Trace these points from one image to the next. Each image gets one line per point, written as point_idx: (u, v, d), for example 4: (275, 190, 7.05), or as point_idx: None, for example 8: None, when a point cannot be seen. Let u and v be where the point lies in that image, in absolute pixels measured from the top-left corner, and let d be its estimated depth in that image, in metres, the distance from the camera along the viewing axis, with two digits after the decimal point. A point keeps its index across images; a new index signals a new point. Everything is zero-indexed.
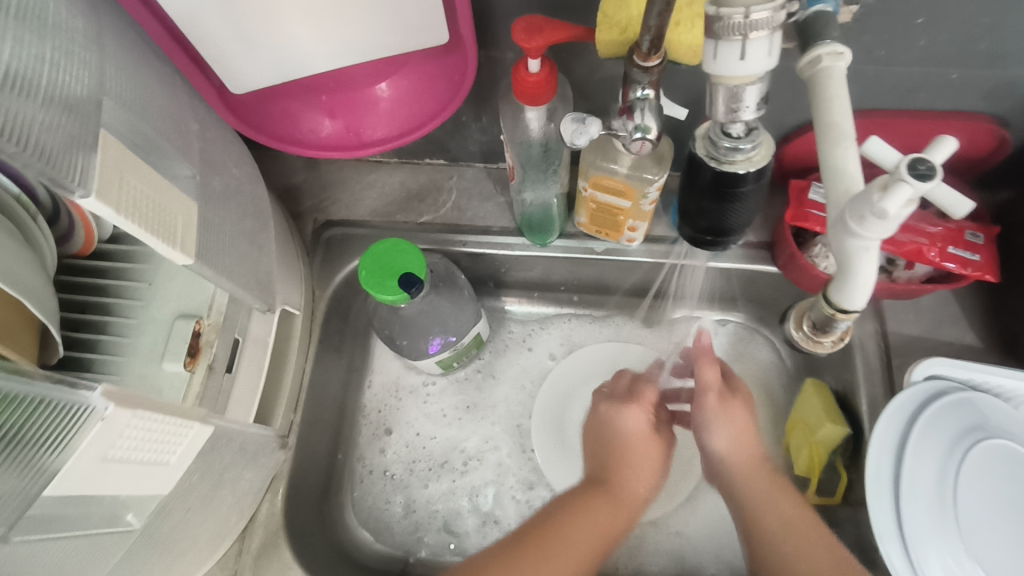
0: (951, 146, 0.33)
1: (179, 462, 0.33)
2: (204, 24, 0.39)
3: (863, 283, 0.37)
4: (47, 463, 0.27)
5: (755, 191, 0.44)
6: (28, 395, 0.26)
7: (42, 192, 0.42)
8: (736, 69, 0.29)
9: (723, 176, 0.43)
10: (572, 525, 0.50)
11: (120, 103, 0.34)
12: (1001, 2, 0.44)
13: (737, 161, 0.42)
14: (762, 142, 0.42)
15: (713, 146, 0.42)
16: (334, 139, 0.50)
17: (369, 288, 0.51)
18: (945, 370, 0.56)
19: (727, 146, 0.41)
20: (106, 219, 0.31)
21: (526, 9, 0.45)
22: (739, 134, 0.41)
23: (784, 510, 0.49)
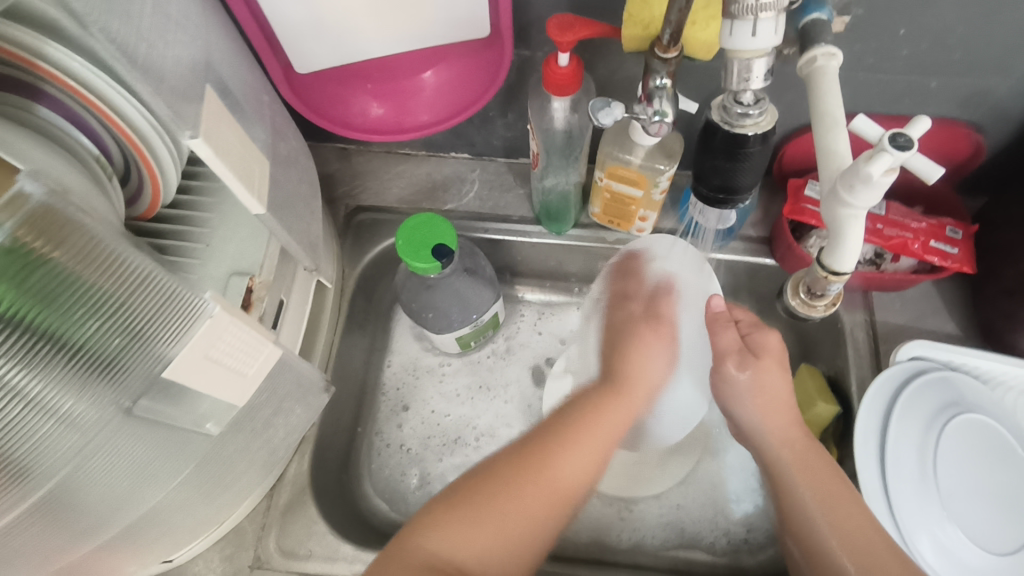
0: (927, 124, 0.39)
1: (254, 375, 0.42)
2: (285, 8, 0.45)
3: (852, 247, 0.43)
4: (164, 352, 0.34)
5: (760, 155, 0.47)
6: (164, 282, 0.33)
7: (112, 147, 0.42)
8: (748, 44, 0.34)
9: (734, 140, 0.46)
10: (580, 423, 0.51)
11: (218, 68, 0.40)
12: (972, 16, 0.50)
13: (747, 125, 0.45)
14: (768, 109, 0.46)
15: (726, 113, 0.46)
16: (379, 123, 0.55)
17: (405, 256, 0.56)
18: (926, 351, 0.62)
19: (738, 112, 0.44)
20: (206, 162, 0.36)
21: (559, 8, 0.51)
22: (749, 101, 0.44)
23: (825, 485, 0.50)
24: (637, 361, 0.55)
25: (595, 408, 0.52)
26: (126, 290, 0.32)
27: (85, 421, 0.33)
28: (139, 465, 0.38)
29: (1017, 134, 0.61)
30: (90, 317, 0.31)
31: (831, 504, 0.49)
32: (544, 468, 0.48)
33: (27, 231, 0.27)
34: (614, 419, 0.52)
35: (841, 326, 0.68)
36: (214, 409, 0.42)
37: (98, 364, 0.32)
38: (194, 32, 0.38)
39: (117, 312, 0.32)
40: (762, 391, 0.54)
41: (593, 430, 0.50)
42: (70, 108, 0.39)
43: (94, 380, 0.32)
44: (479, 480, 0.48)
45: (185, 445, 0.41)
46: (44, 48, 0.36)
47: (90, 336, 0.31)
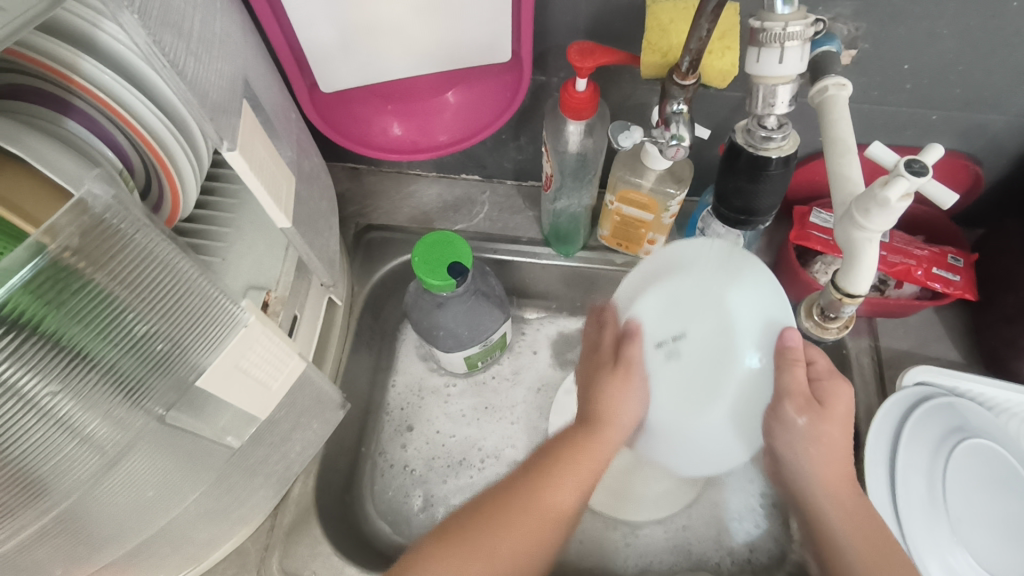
0: (941, 153, 0.40)
1: (278, 388, 0.42)
2: (315, 30, 0.46)
3: (867, 270, 0.44)
4: (197, 363, 0.35)
5: (778, 178, 0.47)
6: (204, 293, 0.34)
7: (135, 161, 0.42)
8: (775, 71, 0.36)
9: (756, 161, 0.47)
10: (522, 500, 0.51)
11: (251, 85, 0.41)
12: (974, 52, 0.52)
13: (770, 148, 0.45)
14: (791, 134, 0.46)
15: (750, 135, 0.46)
16: (398, 142, 0.57)
17: (420, 273, 0.57)
18: (932, 377, 0.63)
19: (761, 135, 0.45)
20: (238, 173, 0.37)
21: (577, 37, 0.53)
22: (773, 125, 0.44)
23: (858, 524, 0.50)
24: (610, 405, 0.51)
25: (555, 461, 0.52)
26: (157, 312, 0.32)
27: (106, 442, 0.32)
28: (159, 478, 0.38)
29: (1014, 168, 0.64)
30: (122, 336, 0.31)
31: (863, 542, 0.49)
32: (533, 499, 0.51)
33: (79, 252, 0.27)
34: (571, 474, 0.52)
35: (846, 351, 0.69)
36: (234, 423, 0.41)
37: (124, 385, 0.32)
38: (233, 50, 0.39)
39: (147, 332, 0.32)
40: (826, 446, 0.50)
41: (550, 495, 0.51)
42: (99, 123, 0.39)
43: (118, 401, 0.32)
44: (467, 522, 0.51)
45: (206, 457, 0.41)
46: (78, 62, 0.36)
47: (117, 356, 0.31)
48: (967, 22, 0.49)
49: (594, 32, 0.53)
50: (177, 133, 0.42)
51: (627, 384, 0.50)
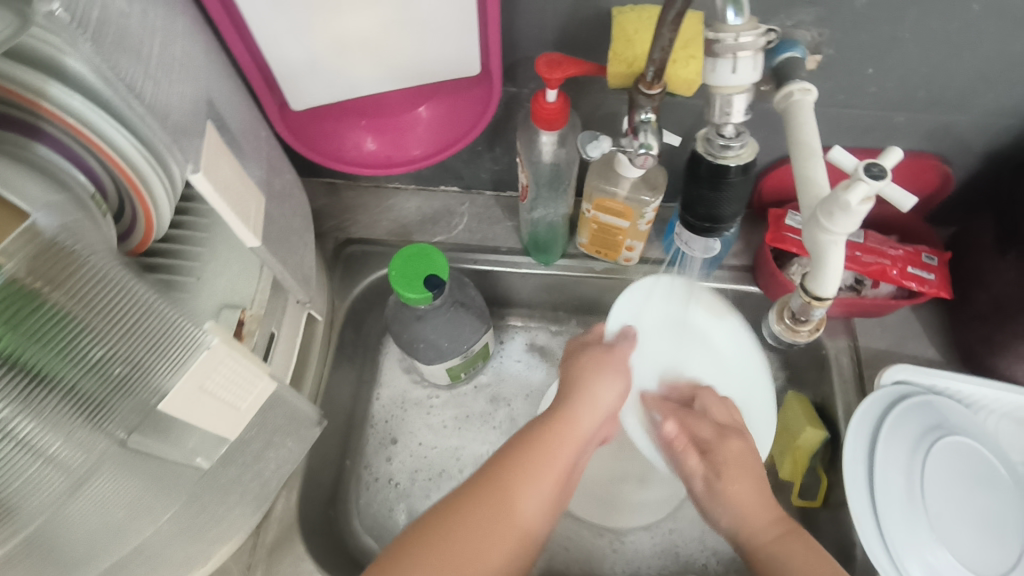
0: (899, 156, 0.40)
1: (247, 408, 0.42)
2: (282, 50, 0.47)
3: (833, 273, 0.44)
4: (160, 385, 0.35)
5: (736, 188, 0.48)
6: (167, 315, 0.34)
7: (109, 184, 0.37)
8: (729, 80, 0.36)
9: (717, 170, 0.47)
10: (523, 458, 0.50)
11: (215, 106, 0.41)
12: (936, 56, 0.53)
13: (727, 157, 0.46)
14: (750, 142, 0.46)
15: (709, 144, 0.46)
16: (372, 157, 0.57)
17: (397, 287, 0.57)
18: (910, 375, 0.63)
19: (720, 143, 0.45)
20: (203, 194, 0.37)
21: (545, 48, 0.54)
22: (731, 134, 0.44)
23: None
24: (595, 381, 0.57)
25: (540, 438, 0.51)
26: (120, 330, 0.32)
27: (72, 462, 0.32)
28: (129, 499, 0.37)
29: (983, 167, 0.64)
30: (84, 355, 0.31)
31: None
32: (508, 503, 0.47)
33: (34, 273, 0.28)
34: (563, 446, 0.52)
35: (825, 352, 0.70)
36: (202, 444, 0.41)
37: (86, 404, 0.32)
38: (195, 71, 0.39)
39: (108, 352, 0.32)
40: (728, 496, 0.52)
41: (550, 457, 0.51)
42: (70, 147, 0.34)
43: (82, 420, 0.32)
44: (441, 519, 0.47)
45: (174, 479, 0.40)
46: (46, 88, 0.31)
47: (80, 375, 0.31)
48: (928, 26, 0.50)
49: (562, 43, 0.53)
50: (151, 155, 0.36)
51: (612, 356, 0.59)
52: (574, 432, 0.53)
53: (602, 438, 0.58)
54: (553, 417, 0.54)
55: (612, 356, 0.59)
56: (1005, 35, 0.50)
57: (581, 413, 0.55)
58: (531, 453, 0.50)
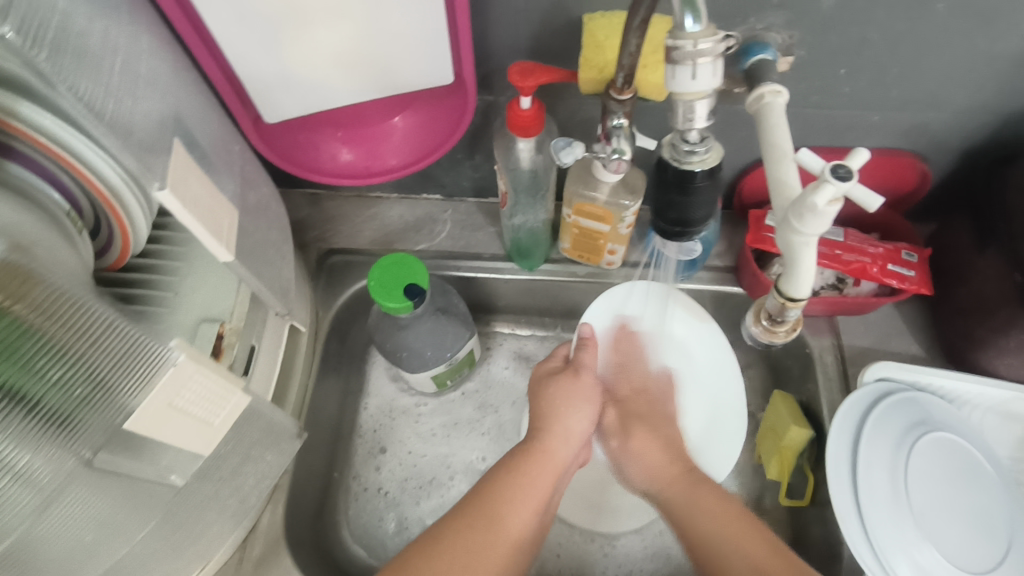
0: (866, 156, 0.40)
1: (220, 426, 0.41)
2: (253, 64, 0.47)
3: (806, 273, 0.44)
4: (125, 404, 0.34)
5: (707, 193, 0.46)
6: (132, 332, 0.34)
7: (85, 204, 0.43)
8: (689, 87, 0.36)
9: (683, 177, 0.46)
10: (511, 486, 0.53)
11: (183, 122, 0.41)
12: (906, 55, 0.53)
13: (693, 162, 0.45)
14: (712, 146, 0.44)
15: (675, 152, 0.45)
16: (349, 167, 0.57)
17: (377, 297, 0.57)
18: (893, 372, 0.64)
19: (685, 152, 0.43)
20: (172, 212, 0.37)
21: (518, 55, 0.54)
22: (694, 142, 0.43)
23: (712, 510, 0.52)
24: (561, 409, 0.60)
25: (520, 472, 0.54)
26: (85, 345, 0.32)
27: (42, 478, 0.32)
28: (97, 521, 0.37)
29: (960, 164, 0.65)
30: (46, 369, 0.31)
31: (708, 528, 0.51)
32: (500, 518, 0.51)
33: None
34: (543, 480, 0.55)
35: (809, 351, 0.70)
36: (177, 461, 0.41)
37: (54, 419, 0.32)
38: (160, 88, 0.39)
39: (74, 366, 0.32)
40: (640, 453, 0.60)
41: (531, 491, 0.53)
42: (44, 166, 0.40)
43: (51, 435, 0.32)
44: (438, 533, 0.50)
45: (146, 497, 0.40)
46: (17, 107, 0.36)
47: (46, 389, 0.31)
48: (897, 26, 0.51)
49: (535, 51, 0.53)
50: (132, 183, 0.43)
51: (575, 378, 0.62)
52: (552, 464, 0.56)
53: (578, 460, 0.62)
54: (529, 450, 0.57)
55: (578, 384, 0.62)
56: (973, 33, 0.51)
57: (558, 448, 0.58)
58: (513, 488, 0.53)
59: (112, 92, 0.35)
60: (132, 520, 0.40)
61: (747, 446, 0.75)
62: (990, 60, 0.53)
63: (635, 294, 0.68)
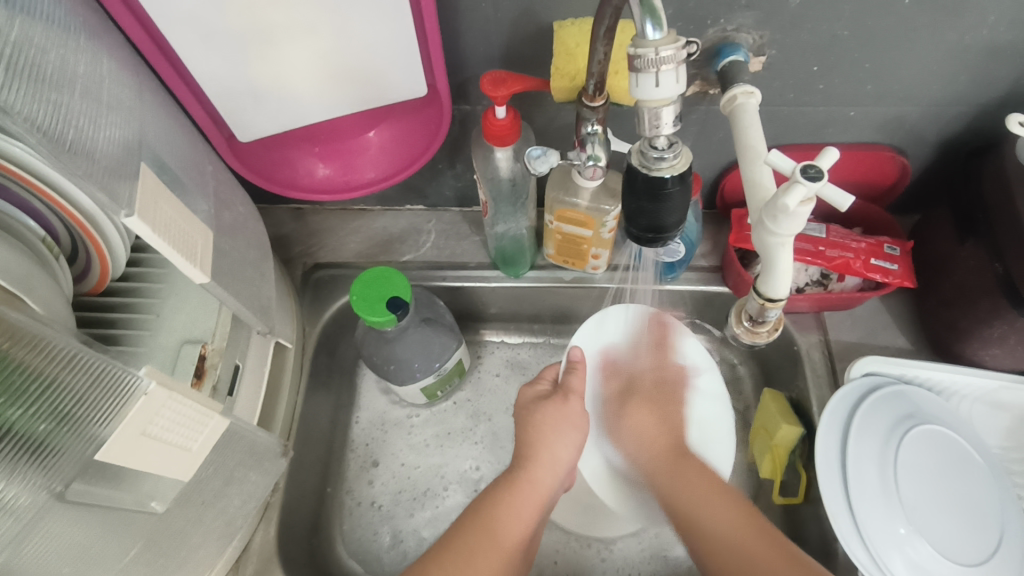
0: (836, 155, 0.40)
1: (199, 449, 0.41)
2: (221, 82, 0.47)
3: (783, 274, 0.44)
4: (96, 433, 0.34)
5: (679, 197, 0.41)
6: (99, 363, 0.34)
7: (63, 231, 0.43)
8: (654, 94, 0.36)
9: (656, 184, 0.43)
10: (503, 515, 0.56)
11: (151, 145, 0.41)
12: (878, 50, 0.53)
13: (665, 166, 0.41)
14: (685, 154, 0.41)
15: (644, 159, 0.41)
16: (326, 183, 0.57)
17: (360, 311, 0.57)
18: (879, 367, 0.64)
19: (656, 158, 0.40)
20: (143, 237, 0.37)
21: (491, 64, 0.54)
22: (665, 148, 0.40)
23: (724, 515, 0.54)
24: (550, 442, 0.61)
25: (506, 501, 0.57)
26: (59, 369, 0.32)
27: (20, 506, 0.32)
28: (77, 551, 0.37)
29: (938, 155, 0.65)
30: (18, 396, 0.31)
31: (716, 524, 0.54)
32: (497, 535, 0.54)
33: None
34: (526, 509, 0.57)
35: (797, 348, 0.70)
36: (157, 487, 0.41)
37: (29, 447, 0.32)
38: (125, 114, 0.39)
39: (49, 392, 0.32)
40: (633, 427, 0.64)
41: (516, 523, 0.56)
42: (16, 193, 0.40)
43: (26, 462, 0.32)
44: (444, 543, 0.53)
45: (128, 524, 0.40)
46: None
47: (15, 419, 0.31)
48: (865, 22, 0.51)
49: (507, 60, 0.53)
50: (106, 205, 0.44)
51: (564, 405, 0.63)
52: (536, 493, 0.58)
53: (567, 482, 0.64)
54: (514, 478, 0.59)
55: (567, 409, 0.63)
56: (941, 25, 0.51)
57: (544, 477, 0.59)
58: (502, 517, 0.56)
59: (74, 119, 0.35)
60: (111, 550, 0.39)
61: (740, 445, 0.74)
62: (960, 51, 0.53)
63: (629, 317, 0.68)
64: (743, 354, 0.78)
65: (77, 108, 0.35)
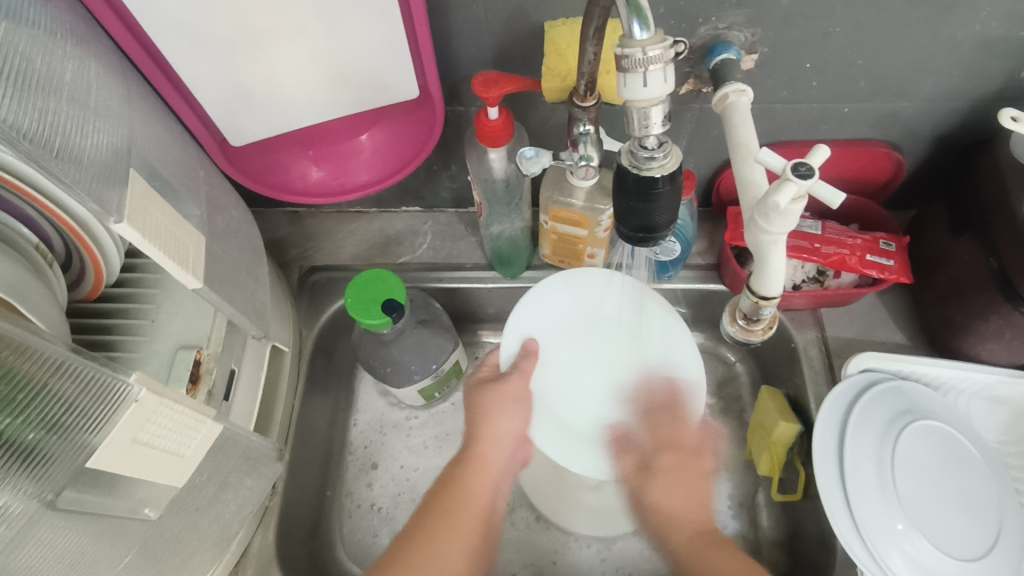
0: (827, 152, 0.40)
1: (193, 455, 0.41)
2: (212, 86, 0.47)
3: (776, 272, 0.44)
4: (87, 442, 0.34)
5: (669, 197, 0.41)
6: (90, 370, 0.34)
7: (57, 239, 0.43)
8: (642, 94, 0.36)
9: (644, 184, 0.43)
10: (451, 494, 0.57)
11: (141, 152, 0.41)
12: (870, 46, 0.53)
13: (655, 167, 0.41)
14: (675, 153, 0.41)
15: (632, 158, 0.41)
16: (320, 186, 0.57)
17: (355, 314, 0.57)
18: (876, 363, 0.64)
19: (645, 156, 0.40)
20: (134, 244, 0.37)
21: (483, 66, 0.54)
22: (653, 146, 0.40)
23: None
24: (491, 421, 0.60)
25: (455, 483, 0.57)
26: (50, 375, 0.33)
27: (11, 515, 0.32)
28: (69, 560, 0.37)
29: (933, 151, 0.65)
30: (9, 402, 0.31)
31: (676, 525, 0.57)
32: (448, 511, 0.55)
33: None
34: (476, 487, 0.57)
35: (795, 345, 0.70)
36: (150, 494, 0.41)
37: (21, 455, 0.32)
38: (114, 120, 0.39)
39: (40, 398, 0.32)
40: (665, 495, 0.59)
41: (467, 501, 0.56)
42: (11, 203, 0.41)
43: (18, 470, 0.32)
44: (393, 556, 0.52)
45: (121, 532, 0.40)
46: None
47: (8, 425, 0.31)
48: (857, 19, 0.51)
49: (500, 61, 0.53)
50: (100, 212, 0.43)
51: (500, 390, 0.60)
52: (485, 469, 0.59)
53: (524, 456, 0.64)
54: (463, 457, 0.60)
55: (507, 388, 0.60)
56: (933, 21, 0.51)
57: (491, 452, 0.59)
58: (453, 498, 0.56)
59: (61, 127, 0.35)
60: (104, 557, 0.39)
61: (739, 443, 0.74)
62: (952, 47, 0.53)
63: (611, 289, 0.63)
64: (741, 352, 0.78)
65: (65, 115, 0.35)
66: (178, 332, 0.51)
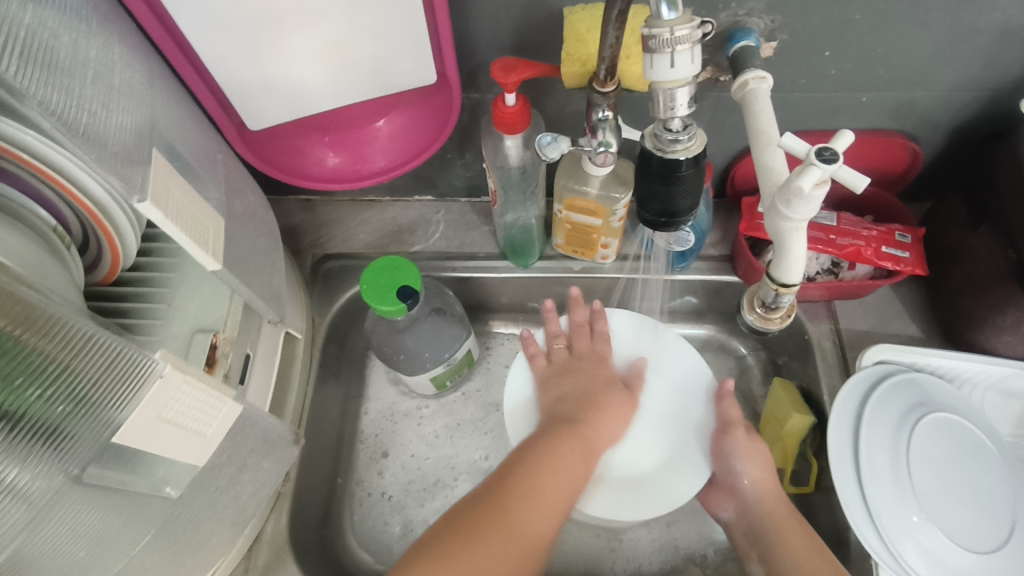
0: (851, 138, 0.40)
1: (214, 434, 0.41)
2: (232, 69, 0.47)
3: (796, 258, 0.44)
4: (112, 417, 0.34)
5: (692, 179, 0.42)
6: (116, 347, 0.34)
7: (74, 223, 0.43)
8: (669, 75, 0.36)
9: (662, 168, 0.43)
10: (536, 476, 0.53)
11: (163, 132, 0.41)
12: (891, 34, 0.53)
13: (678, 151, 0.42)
14: (700, 133, 0.42)
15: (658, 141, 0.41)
16: (336, 172, 0.57)
17: (370, 300, 0.57)
18: (890, 355, 0.64)
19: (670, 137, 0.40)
20: (155, 224, 0.37)
21: (500, 52, 0.54)
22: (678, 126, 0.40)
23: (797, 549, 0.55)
24: (606, 421, 0.61)
25: (550, 457, 0.55)
26: (70, 356, 0.32)
27: (34, 492, 0.32)
28: (92, 536, 0.37)
29: (950, 142, 0.64)
30: (32, 382, 0.31)
31: (767, 490, 0.59)
32: (509, 513, 0.51)
33: None
34: (571, 469, 0.55)
35: (808, 337, 0.70)
36: (171, 472, 0.42)
37: (42, 433, 0.32)
38: (137, 100, 0.39)
39: (62, 378, 0.32)
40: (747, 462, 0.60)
41: (540, 498, 0.52)
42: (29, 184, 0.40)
43: (41, 448, 0.32)
44: (445, 531, 0.49)
45: (142, 509, 0.40)
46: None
47: (31, 403, 0.31)
48: (878, 6, 0.50)
49: (517, 46, 0.53)
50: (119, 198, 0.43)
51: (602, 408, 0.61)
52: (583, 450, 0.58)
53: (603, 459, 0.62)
54: (562, 432, 0.58)
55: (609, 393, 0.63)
56: (955, 8, 0.50)
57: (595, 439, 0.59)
58: (533, 479, 0.53)
59: (85, 103, 0.35)
60: (126, 533, 0.40)
61: None
62: (972, 35, 0.52)
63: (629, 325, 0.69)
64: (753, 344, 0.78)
65: (88, 93, 0.35)
66: (195, 316, 0.51)
